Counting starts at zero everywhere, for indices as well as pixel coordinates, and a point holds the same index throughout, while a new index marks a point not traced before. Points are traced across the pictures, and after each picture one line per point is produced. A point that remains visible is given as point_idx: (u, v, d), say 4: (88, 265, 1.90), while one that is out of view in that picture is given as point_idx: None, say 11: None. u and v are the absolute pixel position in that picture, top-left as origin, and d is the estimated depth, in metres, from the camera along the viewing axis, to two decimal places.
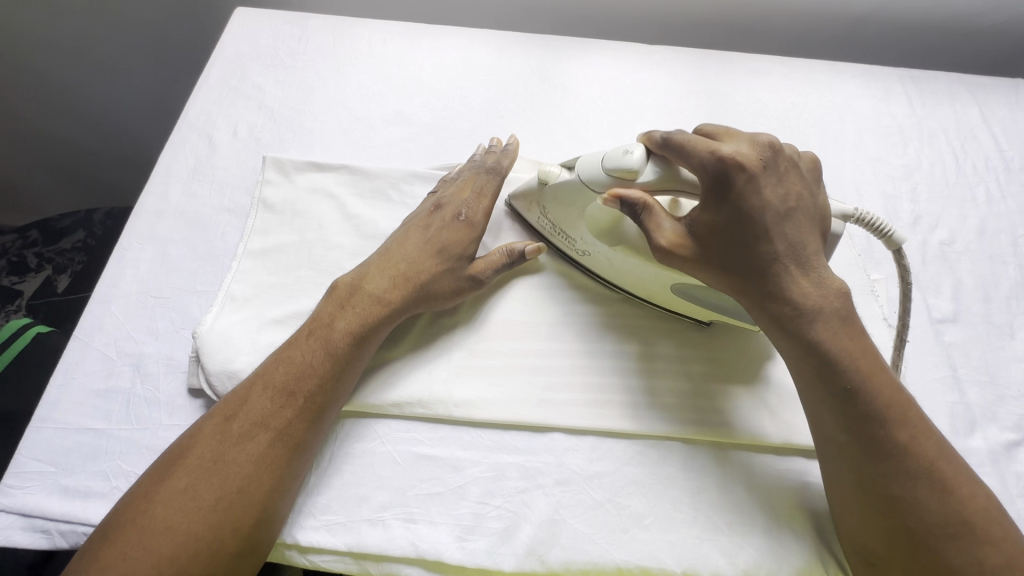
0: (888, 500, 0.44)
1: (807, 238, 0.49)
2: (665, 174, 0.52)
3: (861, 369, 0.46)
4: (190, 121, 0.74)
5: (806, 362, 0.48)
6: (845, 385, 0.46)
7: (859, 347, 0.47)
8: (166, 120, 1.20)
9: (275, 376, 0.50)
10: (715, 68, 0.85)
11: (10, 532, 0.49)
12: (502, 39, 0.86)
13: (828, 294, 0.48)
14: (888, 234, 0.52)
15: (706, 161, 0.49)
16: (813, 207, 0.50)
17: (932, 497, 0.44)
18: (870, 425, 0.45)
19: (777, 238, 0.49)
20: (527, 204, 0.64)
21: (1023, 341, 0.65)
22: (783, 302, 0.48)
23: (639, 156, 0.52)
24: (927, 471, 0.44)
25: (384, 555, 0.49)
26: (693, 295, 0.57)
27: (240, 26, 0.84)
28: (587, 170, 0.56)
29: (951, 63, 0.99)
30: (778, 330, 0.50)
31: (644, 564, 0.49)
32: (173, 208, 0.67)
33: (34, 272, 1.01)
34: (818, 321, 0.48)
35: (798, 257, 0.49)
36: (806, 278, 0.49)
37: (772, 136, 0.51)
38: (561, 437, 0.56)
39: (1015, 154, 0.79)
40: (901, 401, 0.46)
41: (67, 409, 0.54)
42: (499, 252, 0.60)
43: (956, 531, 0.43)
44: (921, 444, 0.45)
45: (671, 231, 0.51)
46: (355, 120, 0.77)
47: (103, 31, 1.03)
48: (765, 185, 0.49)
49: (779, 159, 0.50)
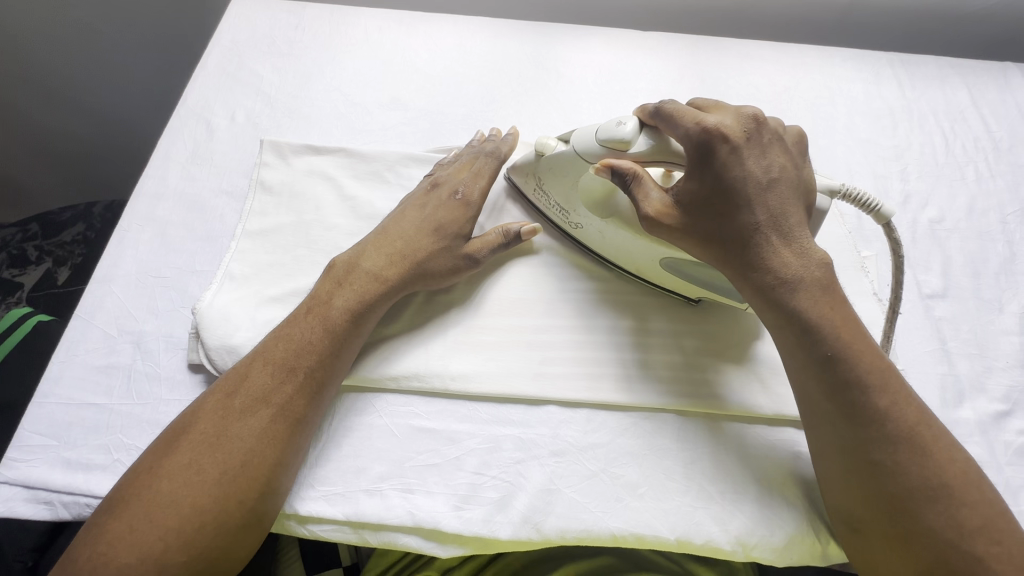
0: (874, 465, 0.45)
1: (790, 209, 0.50)
2: (656, 146, 0.53)
3: (841, 335, 0.47)
4: (188, 107, 0.75)
5: (787, 330, 0.49)
6: (826, 353, 0.47)
7: (838, 314, 0.48)
8: (164, 108, 1.20)
9: (275, 353, 0.51)
10: (707, 52, 0.86)
11: (14, 504, 0.50)
12: (497, 26, 0.87)
13: (809, 264, 0.49)
14: (877, 209, 0.53)
15: (690, 129, 0.50)
16: (797, 179, 0.51)
17: (911, 460, 0.44)
18: (850, 392, 0.46)
19: (758, 209, 0.50)
20: (523, 178, 0.65)
21: (1011, 315, 0.66)
22: (764, 272, 0.49)
23: (633, 127, 0.53)
24: (907, 436, 0.45)
25: (382, 524, 0.50)
26: (684, 272, 0.58)
27: (238, 15, 0.85)
28: (582, 141, 0.57)
29: (941, 48, 1.00)
30: (760, 300, 0.50)
31: (638, 532, 0.50)
32: (172, 191, 0.68)
33: (35, 264, 1.01)
34: (797, 291, 0.49)
35: (779, 228, 0.50)
36: (788, 249, 0.49)
37: (757, 108, 0.51)
38: (556, 410, 0.57)
39: (1004, 135, 0.80)
40: (880, 368, 0.47)
41: (69, 385, 0.55)
42: (495, 233, 0.61)
43: (935, 493, 0.44)
44: (902, 409, 0.46)
45: (659, 201, 0.52)
46: (351, 105, 0.78)
47: (102, 24, 1.04)
48: (747, 157, 0.50)
49: (762, 132, 0.51)
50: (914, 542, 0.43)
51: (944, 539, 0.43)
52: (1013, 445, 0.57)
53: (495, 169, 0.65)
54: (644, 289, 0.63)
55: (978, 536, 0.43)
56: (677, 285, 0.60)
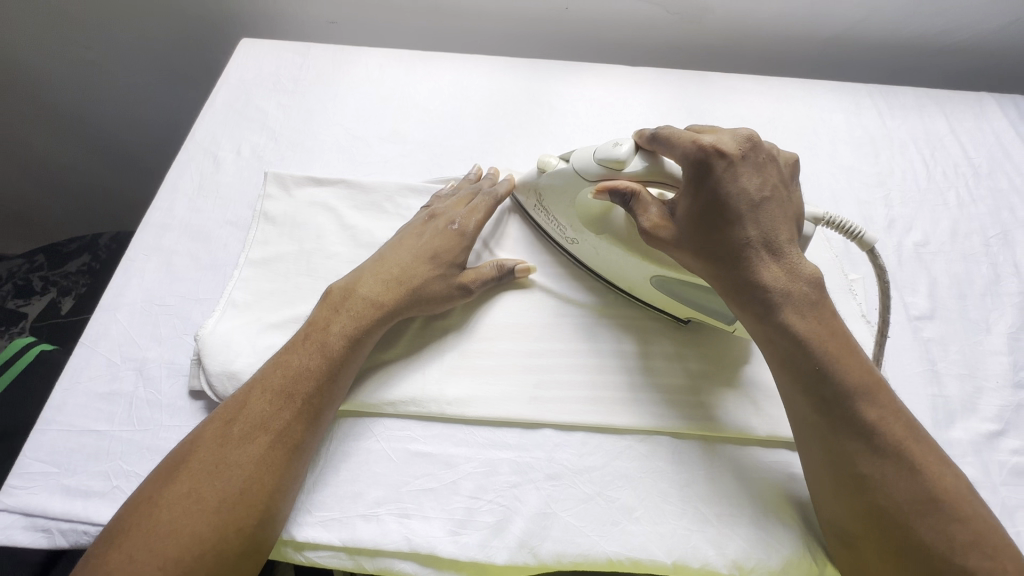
0: (860, 479, 0.46)
1: (780, 227, 0.52)
2: (652, 166, 0.56)
3: (827, 351, 0.48)
4: (196, 141, 0.78)
5: (778, 343, 0.50)
6: (815, 365, 0.48)
7: (828, 328, 0.49)
8: (175, 140, 1.22)
9: (274, 380, 0.52)
10: (694, 86, 0.90)
11: (12, 531, 0.50)
12: (492, 63, 0.91)
13: (798, 280, 0.50)
14: (860, 236, 0.55)
15: (688, 149, 0.52)
16: (786, 200, 0.53)
17: (897, 474, 0.45)
18: (840, 404, 0.47)
19: (750, 225, 0.51)
20: (526, 195, 0.69)
21: (999, 335, 0.67)
22: (756, 286, 0.50)
23: (628, 148, 0.56)
24: (896, 451, 0.46)
25: (378, 550, 0.50)
26: (671, 291, 0.60)
27: (246, 55, 0.89)
28: (580, 161, 0.60)
29: (918, 79, 1.05)
30: (751, 315, 0.51)
31: (634, 556, 0.50)
32: (178, 222, 0.70)
33: (39, 295, 1.04)
34: (788, 303, 0.50)
35: (770, 244, 0.51)
36: (778, 264, 0.51)
37: (752, 131, 0.54)
38: (552, 433, 0.57)
39: (982, 161, 0.83)
40: (869, 382, 0.47)
41: (71, 412, 0.55)
42: (490, 266, 0.63)
43: (926, 507, 0.44)
44: (894, 423, 0.46)
45: (657, 215, 0.54)
46: (353, 139, 0.81)
47: (112, 63, 1.08)
48: (742, 175, 0.52)
49: (758, 150, 0.53)
50: (908, 557, 0.44)
51: (934, 552, 0.43)
52: (1007, 465, 0.58)
53: (490, 203, 0.67)
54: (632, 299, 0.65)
55: (970, 550, 0.43)
56: (669, 305, 0.61)
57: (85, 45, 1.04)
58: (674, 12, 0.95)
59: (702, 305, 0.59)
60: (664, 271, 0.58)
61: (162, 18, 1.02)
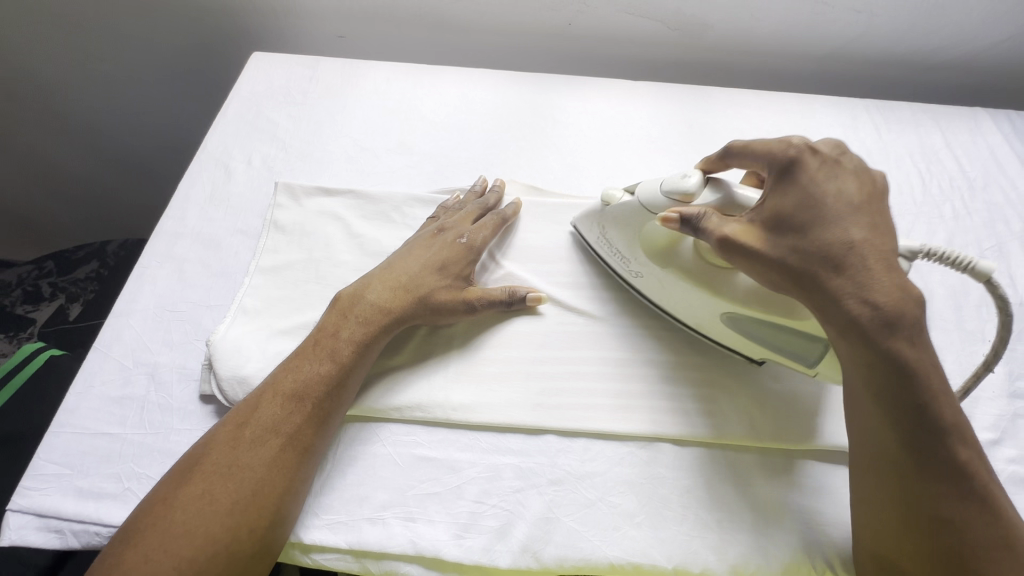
0: (939, 519, 0.43)
1: (882, 239, 0.48)
2: (724, 197, 0.55)
3: (930, 376, 0.44)
4: (208, 152, 0.80)
5: (882, 363, 0.44)
6: (916, 395, 0.44)
7: (930, 355, 0.45)
8: (184, 153, 1.25)
9: (285, 384, 0.53)
10: (694, 100, 0.92)
11: (25, 532, 0.51)
12: (497, 77, 0.93)
13: (908, 300, 0.45)
14: (970, 265, 0.50)
15: (775, 153, 0.53)
16: (883, 216, 0.50)
17: (976, 514, 0.43)
18: (936, 436, 0.44)
19: (850, 233, 0.47)
20: (590, 224, 0.68)
21: (995, 346, 0.68)
22: (861, 300, 0.45)
23: (697, 181, 0.55)
24: (979, 495, 0.44)
25: (384, 553, 0.51)
26: (744, 329, 0.56)
27: (257, 68, 0.92)
28: (647, 193, 0.59)
29: (914, 94, 1.07)
30: (845, 333, 0.46)
31: (635, 561, 0.51)
32: (190, 230, 0.72)
33: (48, 300, 1.06)
34: (900, 324, 0.44)
35: (875, 255, 0.46)
36: (885, 278, 0.46)
37: (840, 141, 0.54)
38: (554, 439, 0.58)
39: (977, 174, 0.85)
40: (961, 417, 0.45)
41: (84, 415, 0.57)
42: (501, 289, 0.64)
43: (999, 553, 0.42)
44: (979, 464, 0.44)
45: (737, 226, 0.51)
46: (361, 150, 0.83)
47: (126, 76, 1.10)
48: (836, 183, 0.50)
49: (851, 158, 0.53)
50: None
51: None
52: (1003, 473, 0.59)
53: (499, 222, 0.69)
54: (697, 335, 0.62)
55: None
56: (738, 342, 0.58)
57: (100, 58, 1.06)
58: (674, 28, 0.97)
59: (778, 347, 0.55)
60: (735, 308, 0.55)
61: (174, 32, 1.04)
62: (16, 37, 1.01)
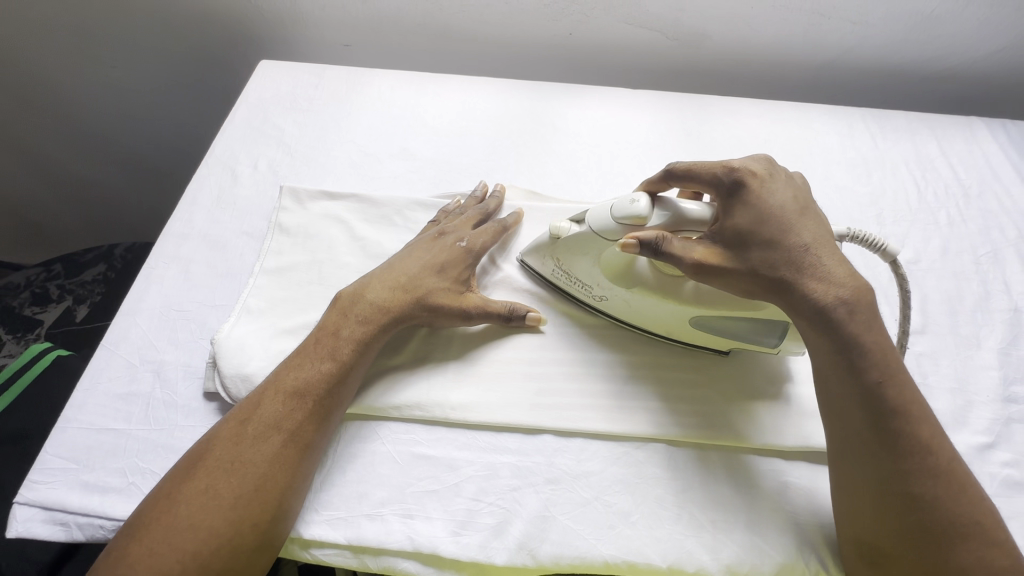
0: (915, 499, 0.45)
1: (826, 238, 0.53)
2: (672, 216, 0.55)
3: (884, 360, 0.48)
4: (215, 156, 0.82)
5: (842, 355, 0.49)
6: (876, 381, 0.48)
7: (885, 340, 0.49)
8: (192, 158, 1.27)
9: (286, 381, 0.54)
10: (693, 108, 0.93)
11: (32, 524, 0.52)
12: (498, 85, 0.95)
13: (859, 286, 0.50)
14: (884, 247, 0.58)
15: (718, 174, 0.56)
16: (821, 219, 0.55)
17: (947, 493, 0.46)
18: (896, 420, 0.47)
19: (800, 236, 0.52)
20: (541, 258, 0.67)
21: (989, 350, 0.69)
22: (821, 295, 0.49)
23: (646, 204, 0.55)
24: (946, 471, 0.46)
25: (382, 549, 0.52)
26: (711, 326, 0.60)
27: (265, 76, 0.94)
28: (597, 219, 0.59)
29: (910, 103, 1.08)
30: (813, 327, 0.50)
31: (630, 560, 0.52)
32: (196, 232, 0.73)
33: (55, 302, 1.07)
34: (853, 314, 0.49)
35: (823, 254, 0.51)
36: (837, 272, 0.50)
37: (769, 154, 0.58)
38: (551, 439, 0.59)
39: (972, 182, 0.86)
40: (918, 398, 0.48)
41: (92, 411, 0.58)
42: (502, 304, 0.64)
43: (969, 525, 0.45)
44: (941, 444, 0.47)
45: (703, 249, 0.53)
46: (364, 155, 0.85)
47: (135, 82, 1.12)
48: (778, 192, 0.54)
49: (780, 170, 0.57)
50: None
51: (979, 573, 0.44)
52: (998, 476, 0.59)
53: (499, 230, 0.70)
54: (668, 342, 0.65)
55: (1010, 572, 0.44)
56: (709, 340, 0.62)
57: (111, 64, 1.09)
58: (673, 38, 0.99)
59: (742, 334, 0.60)
60: (702, 313, 0.59)
61: (184, 40, 1.07)
62: (30, 45, 1.03)
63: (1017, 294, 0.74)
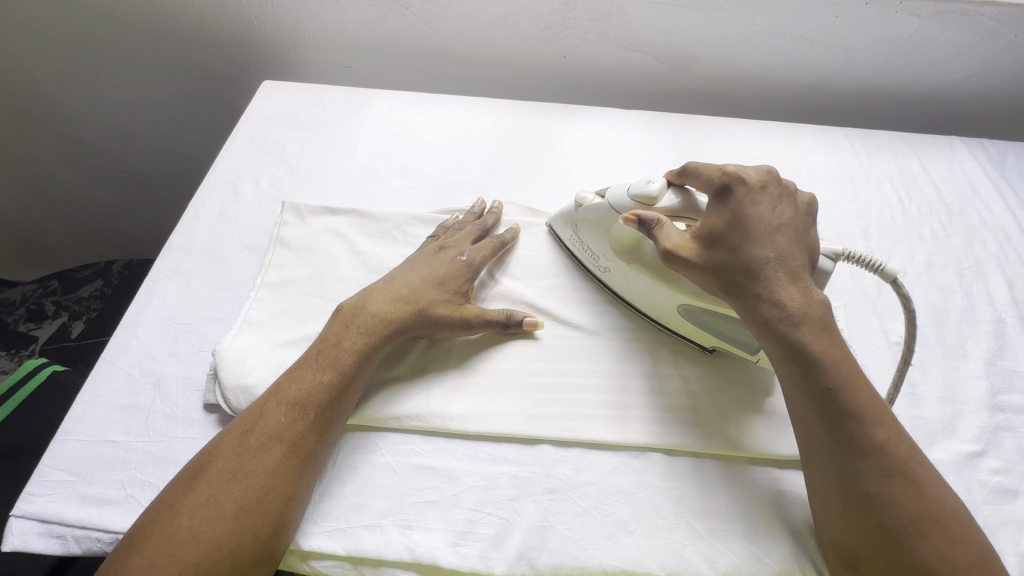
0: (870, 497, 0.47)
1: (795, 252, 0.55)
2: (681, 203, 0.61)
3: (839, 368, 0.50)
4: (219, 173, 0.84)
5: (790, 360, 0.51)
6: (827, 387, 0.49)
7: (838, 351, 0.51)
8: (192, 177, 1.29)
9: (288, 393, 0.55)
10: (684, 128, 0.96)
11: (28, 537, 0.52)
12: (495, 107, 0.98)
13: (811, 303, 0.52)
14: (881, 268, 0.57)
15: (714, 177, 0.59)
16: (801, 232, 0.57)
17: (905, 494, 0.46)
18: (849, 422, 0.48)
19: (767, 246, 0.54)
20: (564, 223, 0.74)
21: (975, 360, 0.70)
22: (772, 304, 0.52)
23: (660, 185, 0.61)
24: (904, 472, 0.47)
25: (381, 560, 0.52)
26: (700, 320, 0.63)
27: (268, 96, 0.96)
28: (616, 196, 0.65)
29: (894, 122, 1.12)
30: (766, 333, 0.53)
31: (629, 569, 0.52)
32: (198, 246, 0.74)
33: (51, 319, 1.07)
34: (802, 325, 0.51)
35: (787, 267, 0.54)
36: (794, 285, 0.53)
37: (771, 166, 0.60)
38: (550, 449, 0.60)
39: (953, 199, 0.89)
40: (877, 405, 0.49)
41: (91, 423, 0.58)
42: (500, 312, 0.66)
43: (927, 527, 0.45)
44: (906, 451, 0.48)
45: (679, 238, 0.57)
46: (365, 172, 0.86)
47: (139, 102, 1.15)
48: (761, 203, 0.57)
49: (776, 182, 0.59)
50: None
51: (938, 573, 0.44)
52: (988, 484, 0.60)
53: (497, 245, 0.72)
54: (662, 329, 0.68)
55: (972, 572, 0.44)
56: (694, 333, 0.65)
57: (116, 85, 1.11)
58: (664, 60, 1.03)
59: (731, 338, 0.62)
60: (690, 301, 0.62)
61: (186, 58, 1.09)
62: (37, 69, 1.06)
63: (1001, 305, 0.76)
